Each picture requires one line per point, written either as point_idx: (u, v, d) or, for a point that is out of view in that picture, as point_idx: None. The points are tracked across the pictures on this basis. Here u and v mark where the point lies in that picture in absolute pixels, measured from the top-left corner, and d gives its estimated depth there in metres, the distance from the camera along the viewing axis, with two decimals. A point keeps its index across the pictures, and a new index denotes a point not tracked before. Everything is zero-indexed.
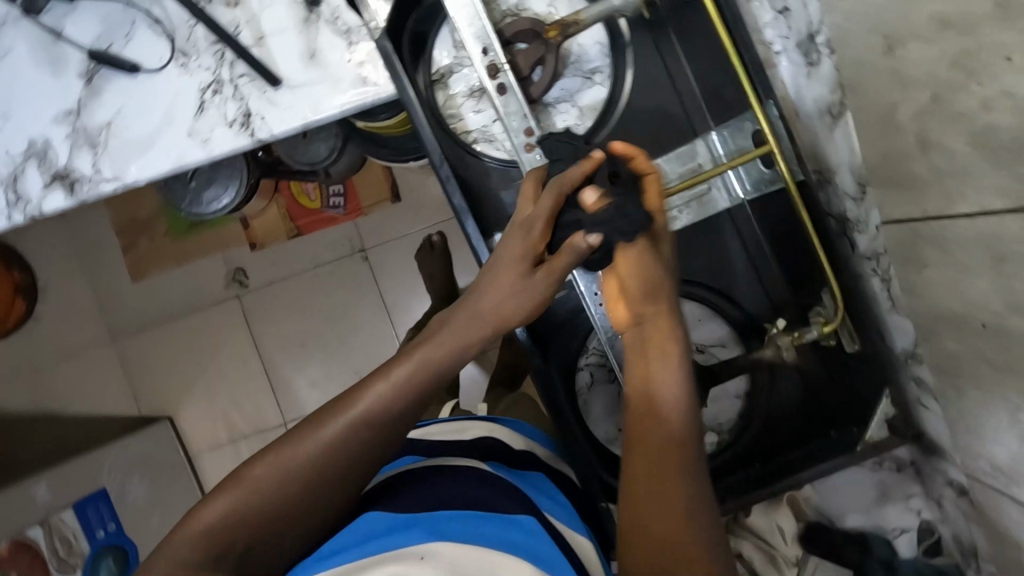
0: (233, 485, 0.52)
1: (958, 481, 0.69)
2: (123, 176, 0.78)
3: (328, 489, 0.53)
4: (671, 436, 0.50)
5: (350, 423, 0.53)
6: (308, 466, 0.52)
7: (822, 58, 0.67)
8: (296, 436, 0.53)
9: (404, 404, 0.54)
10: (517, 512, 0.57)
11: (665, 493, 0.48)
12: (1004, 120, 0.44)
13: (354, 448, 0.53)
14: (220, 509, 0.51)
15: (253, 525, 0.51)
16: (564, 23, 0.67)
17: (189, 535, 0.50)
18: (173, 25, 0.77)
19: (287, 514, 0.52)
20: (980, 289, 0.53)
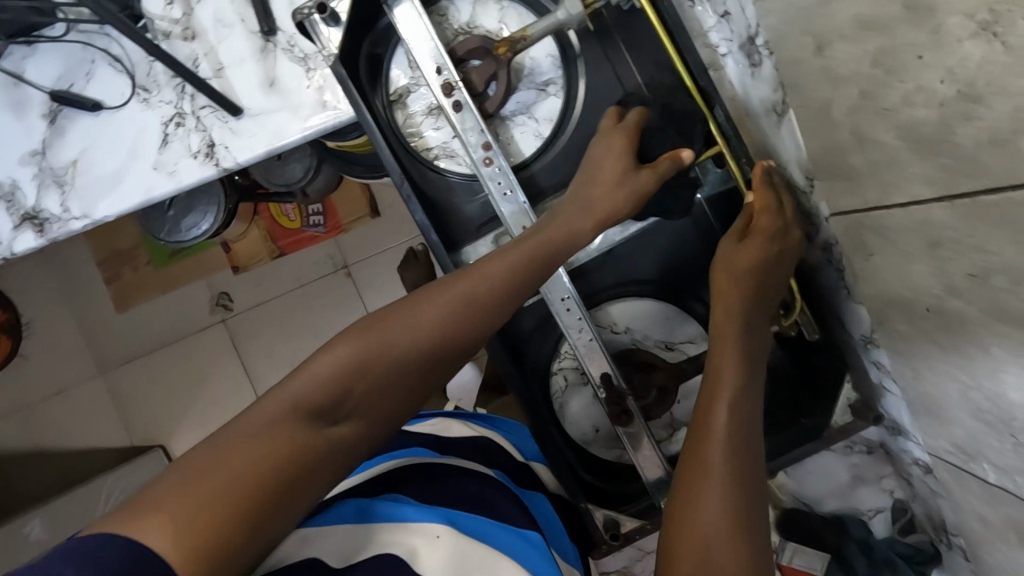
0: (351, 338, 0.52)
1: (924, 460, 0.72)
2: (91, 213, 0.79)
3: (430, 362, 0.54)
4: (739, 439, 0.58)
5: (469, 295, 0.57)
6: (424, 329, 0.54)
7: (763, 59, 0.70)
8: (418, 303, 0.56)
9: (518, 282, 0.60)
10: (523, 524, 0.60)
11: (708, 493, 0.55)
12: (923, 114, 0.46)
13: (470, 319, 0.57)
14: (326, 365, 0.50)
15: (355, 379, 0.51)
16: (512, 39, 0.69)
17: (295, 384, 0.49)
18: (133, 62, 0.78)
19: (391, 377, 0.52)
20: (921, 274, 0.55)
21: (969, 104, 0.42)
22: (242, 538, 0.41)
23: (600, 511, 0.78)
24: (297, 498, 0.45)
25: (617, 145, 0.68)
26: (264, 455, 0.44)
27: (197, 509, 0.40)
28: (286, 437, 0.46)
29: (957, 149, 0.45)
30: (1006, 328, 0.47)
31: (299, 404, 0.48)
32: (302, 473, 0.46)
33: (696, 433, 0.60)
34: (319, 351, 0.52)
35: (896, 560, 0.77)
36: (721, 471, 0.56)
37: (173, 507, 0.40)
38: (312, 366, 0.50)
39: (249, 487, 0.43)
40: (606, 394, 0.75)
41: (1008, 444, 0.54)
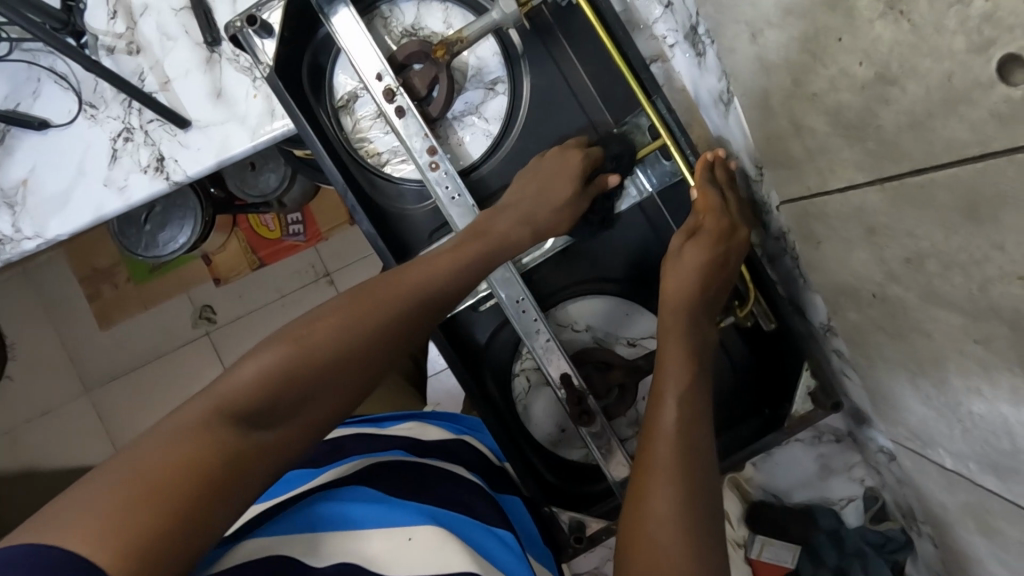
0: (284, 337, 0.51)
1: (888, 447, 0.71)
2: (44, 233, 0.79)
3: (370, 356, 0.53)
4: (687, 431, 0.58)
5: (407, 290, 0.58)
6: (364, 329, 0.53)
7: (707, 48, 0.67)
8: (349, 298, 0.55)
9: (451, 282, 0.61)
10: (493, 521, 0.64)
11: (650, 490, 0.55)
12: (846, 99, 0.45)
13: (407, 313, 0.57)
14: (257, 366, 0.49)
15: (291, 376, 0.49)
16: (449, 41, 0.70)
17: (225, 388, 0.47)
18: (78, 79, 0.78)
19: (329, 372, 0.51)
20: (864, 260, 0.54)
21: (885, 86, 0.41)
22: (171, 543, 0.39)
23: (567, 512, 0.77)
24: (229, 501, 0.43)
25: (567, 167, 0.71)
26: (195, 456, 0.42)
27: (128, 511, 0.38)
28: (216, 438, 0.44)
29: (880, 133, 0.44)
30: (941, 312, 0.47)
31: (227, 406, 0.46)
32: (233, 474, 0.44)
33: (647, 429, 0.60)
34: (248, 356, 0.50)
35: (867, 549, 0.76)
36: (667, 462, 0.56)
37: (98, 514, 0.38)
38: (241, 369, 0.49)
39: (178, 489, 0.41)
40: (565, 394, 0.75)
41: (957, 429, 0.53)
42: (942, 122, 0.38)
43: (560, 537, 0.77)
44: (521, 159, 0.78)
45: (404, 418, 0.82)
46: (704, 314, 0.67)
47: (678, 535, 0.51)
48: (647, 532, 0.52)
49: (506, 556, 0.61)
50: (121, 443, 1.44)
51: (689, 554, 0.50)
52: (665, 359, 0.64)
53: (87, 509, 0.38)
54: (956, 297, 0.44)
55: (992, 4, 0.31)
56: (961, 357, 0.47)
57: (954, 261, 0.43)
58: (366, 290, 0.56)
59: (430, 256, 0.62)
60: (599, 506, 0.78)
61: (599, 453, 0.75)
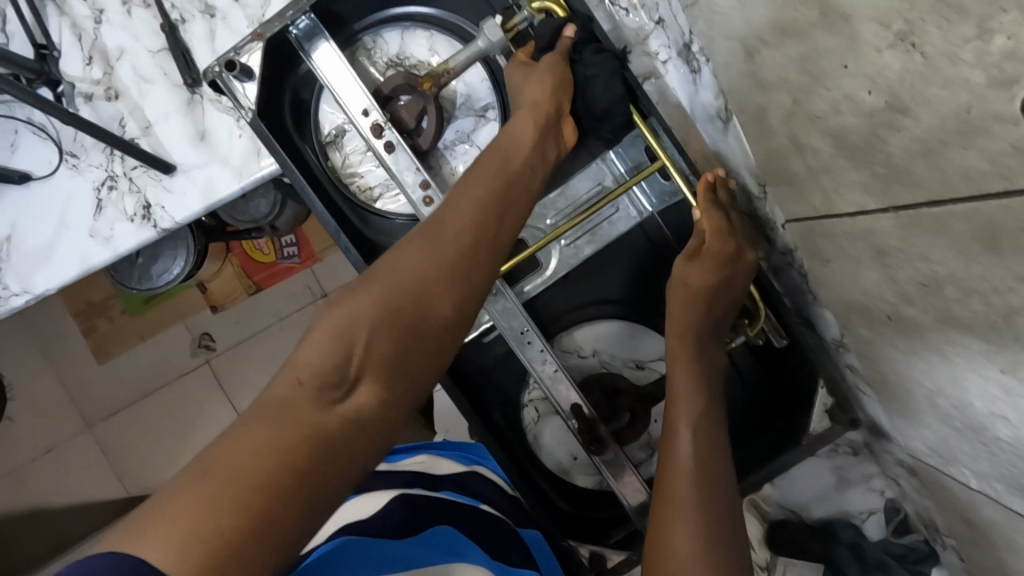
0: (340, 305, 0.49)
1: (906, 461, 0.70)
2: (31, 288, 0.77)
3: (432, 311, 0.50)
4: (703, 464, 0.57)
5: (452, 232, 0.54)
6: (416, 270, 0.51)
7: (702, 65, 0.65)
8: (396, 257, 0.52)
9: (495, 218, 0.57)
10: (520, 564, 0.66)
11: (670, 519, 0.54)
12: (852, 123, 0.44)
13: (454, 256, 0.53)
14: (319, 339, 0.47)
15: (349, 339, 0.47)
16: (434, 73, 0.69)
17: (295, 366, 0.45)
18: (57, 129, 0.76)
19: (395, 333, 0.48)
20: (875, 281, 0.53)
21: (895, 114, 0.39)
22: (272, 527, 0.36)
23: (586, 546, 0.76)
24: (327, 472, 0.40)
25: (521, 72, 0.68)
26: (277, 440, 0.40)
27: (216, 501, 0.35)
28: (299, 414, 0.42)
29: (889, 160, 0.42)
30: (960, 337, 0.45)
31: (302, 379, 0.44)
32: (324, 445, 0.41)
33: (663, 465, 0.58)
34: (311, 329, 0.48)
35: (889, 561, 0.76)
36: (687, 497, 0.55)
37: (184, 511, 0.35)
38: (304, 347, 0.47)
39: (271, 469, 0.38)
40: (576, 424, 0.73)
41: (981, 450, 0.51)
42: (957, 152, 0.36)
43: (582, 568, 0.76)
44: None
45: (415, 451, 0.84)
46: (711, 339, 0.66)
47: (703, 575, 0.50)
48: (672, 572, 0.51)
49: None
50: (128, 478, 1.42)
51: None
52: (672, 382, 0.63)
53: (174, 506, 0.35)
54: (976, 324, 0.42)
55: (1015, 41, 0.29)
56: (984, 382, 0.45)
57: (974, 289, 0.41)
58: (412, 245, 0.53)
59: (468, 192, 0.58)
60: (615, 533, 0.77)
61: (613, 482, 0.74)
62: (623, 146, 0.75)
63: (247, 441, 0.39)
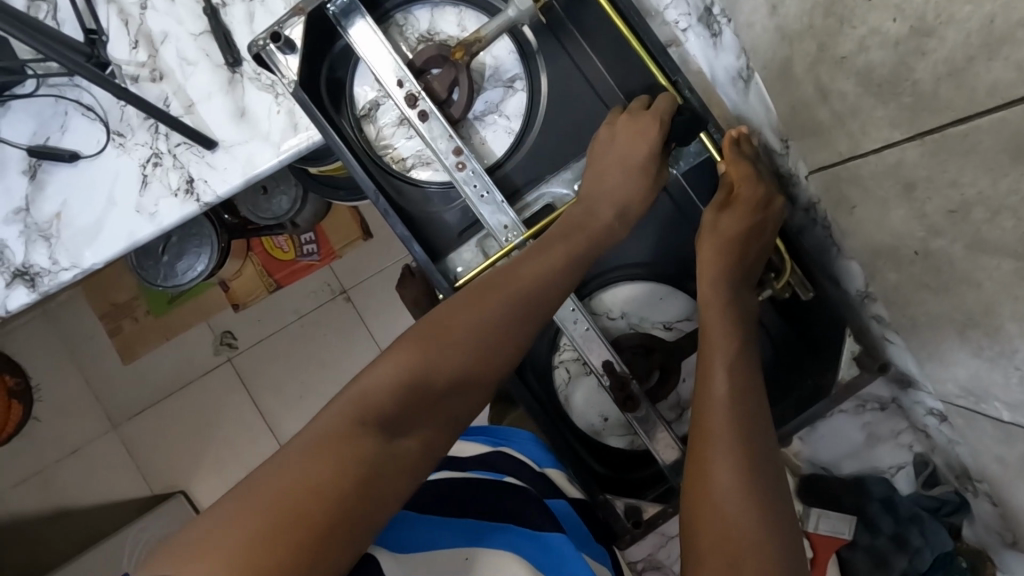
0: (408, 345, 0.52)
1: (935, 408, 0.71)
2: (80, 263, 0.80)
3: (478, 367, 0.54)
4: (737, 395, 0.59)
5: (518, 295, 0.59)
6: (475, 330, 0.55)
7: (722, 27, 0.68)
8: (462, 310, 0.56)
9: (559, 281, 0.62)
10: (541, 525, 0.61)
11: (704, 460, 0.56)
12: (878, 57, 0.46)
13: (510, 315, 0.57)
14: (386, 373, 0.50)
15: (414, 380, 0.50)
16: (466, 43, 0.72)
17: (359, 395, 0.48)
18: (105, 110, 0.79)
19: (448, 382, 0.52)
20: (902, 218, 0.55)
21: (922, 39, 0.42)
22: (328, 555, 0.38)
23: (620, 498, 0.78)
24: (371, 509, 0.42)
25: (637, 137, 0.70)
26: (339, 467, 0.42)
27: (272, 523, 0.38)
28: (361, 444, 0.44)
29: (916, 87, 0.44)
30: (990, 260, 0.47)
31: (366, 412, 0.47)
32: (375, 480, 0.43)
33: (698, 401, 0.61)
34: (378, 363, 0.51)
35: (923, 513, 0.76)
36: (726, 433, 0.56)
37: (251, 530, 0.37)
38: (368, 376, 0.50)
39: (336, 501, 0.40)
40: (609, 381, 0.75)
41: (1012, 378, 0.53)
42: (985, 65, 0.39)
43: (616, 523, 0.77)
44: (542, 153, 0.79)
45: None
46: (742, 284, 0.68)
47: (738, 501, 0.53)
48: (713, 505, 0.53)
49: (552, 563, 0.59)
50: (154, 475, 1.44)
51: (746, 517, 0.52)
52: (708, 327, 0.65)
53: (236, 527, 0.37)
54: (1007, 242, 0.44)
55: None
56: (1015, 302, 0.47)
57: (1004, 205, 0.43)
58: (471, 302, 0.57)
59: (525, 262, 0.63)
60: (653, 490, 0.79)
61: (645, 438, 0.75)
62: None
63: (311, 463, 0.42)
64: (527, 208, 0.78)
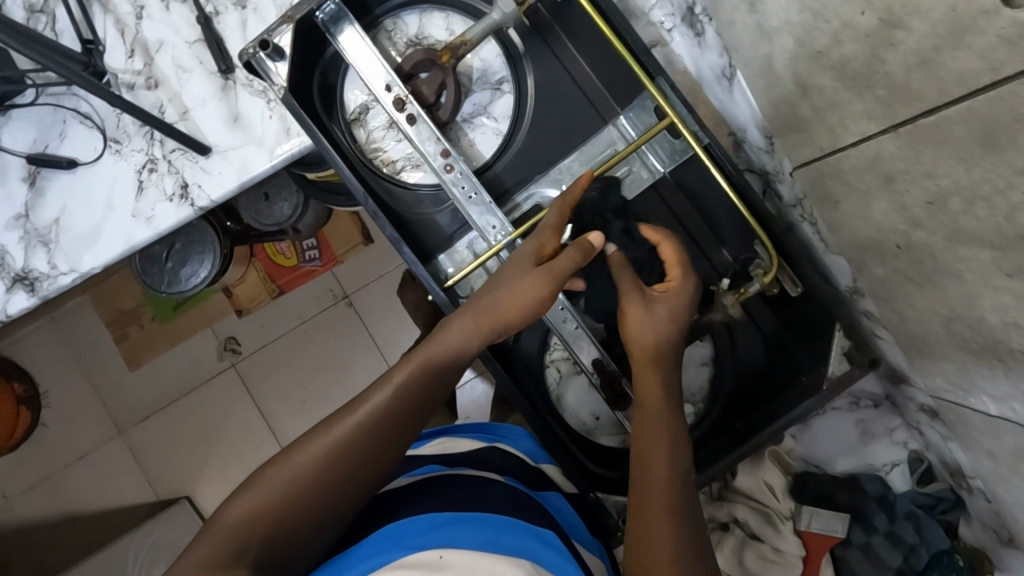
0: (269, 471, 0.57)
1: (927, 404, 0.71)
2: (78, 267, 0.82)
3: (333, 487, 0.57)
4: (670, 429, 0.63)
5: (371, 414, 0.60)
6: (340, 443, 0.58)
7: (705, 27, 0.70)
8: (319, 435, 0.59)
9: (437, 380, 0.63)
10: (535, 523, 0.64)
11: (647, 516, 0.59)
12: (852, 50, 0.46)
13: (375, 424, 0.59)
14: (245, 504, 0.55)
15: (274, 505, 0.55)
16: (452, 46, 0.73)
17: (221, 525, 0.54)
18: (102, 117, 0.81)
19: (302, 508, 0.56)
20: (883, 211, 0.55)
21: (891, 31, 0.42)
22: None
23: (615, 499, 0.79)
24: None
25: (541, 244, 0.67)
26: None
27: None
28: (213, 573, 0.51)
29: (889, 78, 0.44)
30: (967, 250, 0.47)
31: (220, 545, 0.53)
32: None
33: (635, 438, 0.64)
34: (242, 493, 0.57)
35: (917, 512, 0.76)
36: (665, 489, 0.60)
37: None
38: (235, 504, 0.56)
39: None
40: (599, 378, 0.77)
41: (998, 370, 0.52)
42: (950, 55, 0.39)
43: (611, 523, 0.78)
44: (531, 153, 0.80)
45: (435, 437, 0.82)
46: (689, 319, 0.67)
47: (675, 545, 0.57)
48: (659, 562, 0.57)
49: (547, 551, 0.60)
50: (159, 480, 1.45)
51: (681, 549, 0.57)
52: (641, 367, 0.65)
53: None
54: (983, 231, 0.44)
55: None
56: (993, 292, 0.47)
57: (977, 195, 0.43)
58: (341, 415, 0.60)
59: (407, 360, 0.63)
60: None
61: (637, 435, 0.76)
62: (633, 112, 0.76)
63: None
64: (515, 209, 0.79)
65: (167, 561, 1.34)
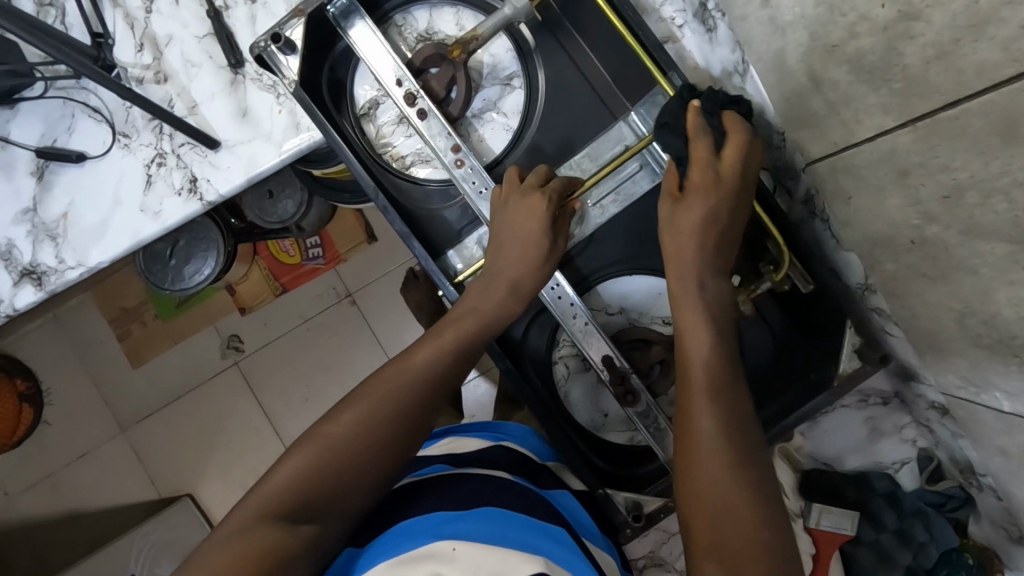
0: (309, 442, 0.59)
1: (938, 401, 0.71)
2: (86, 261, 0.82)
3: (373, 452, 0.60)
4: (714, 376, 0.60)
5: (405, 384, 0.63)
6: (376, 411, 0.61)
7: (717, 22, 0.70)
8: (353, 405, 0.62)
9: (460, 355, 0.67)
10: (544, 519, 0.64)
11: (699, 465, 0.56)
12: (868, 43, 0.46)
13: (408, 394, 0.63)
14: (287, 472, 0.58)
15: (318, 471, 0.58)
16: (463, 40, 0.73)
17: (266, 490, 0.57)
18: (111, 111, 0.81)
19: (344, 473, 0.59)
20: (897, 206, 0.55)
21: (910, 23, 0.42)
22: None
23: (621, 493, 0.77)
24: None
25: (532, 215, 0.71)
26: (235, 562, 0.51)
27: None
28: (262, 535, 0.53)
29: (906, 71, 0.44)
30: (984, 244, 0.47)
31: (266, 511, 0.55)
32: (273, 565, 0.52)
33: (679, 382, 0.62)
34: (283, 462, 0.59)
35: (927, 509, 0.76)
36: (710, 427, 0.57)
37: None
38: (278, 472, 0.58)
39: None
40: (608, 375, 0.75)
41: (1012, 366, 0.52)
42: (970, 46, 0.39)
43: (617, 519, 0.77)
44: (540, 149, 0.79)
45: (441, 436, 0.82)
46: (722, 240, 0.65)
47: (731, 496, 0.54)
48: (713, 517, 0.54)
49: (558, 544, 0.60)
50: (160, 478, 1.45)
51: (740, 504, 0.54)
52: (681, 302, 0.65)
53: None
54: (1000, 224, 0.44)
55: None
56: (1009, 287, 0.47)
57: (995, 188, 0.43)
58: (372, 387, 0.63)
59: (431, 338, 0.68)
60: (653, 484, 0.78)
61: (645, 432, 0.76)
62: (643, 108, 0.75)
63: (217, 558, 0.52)
64: None
65: (169, 559, 1.34)
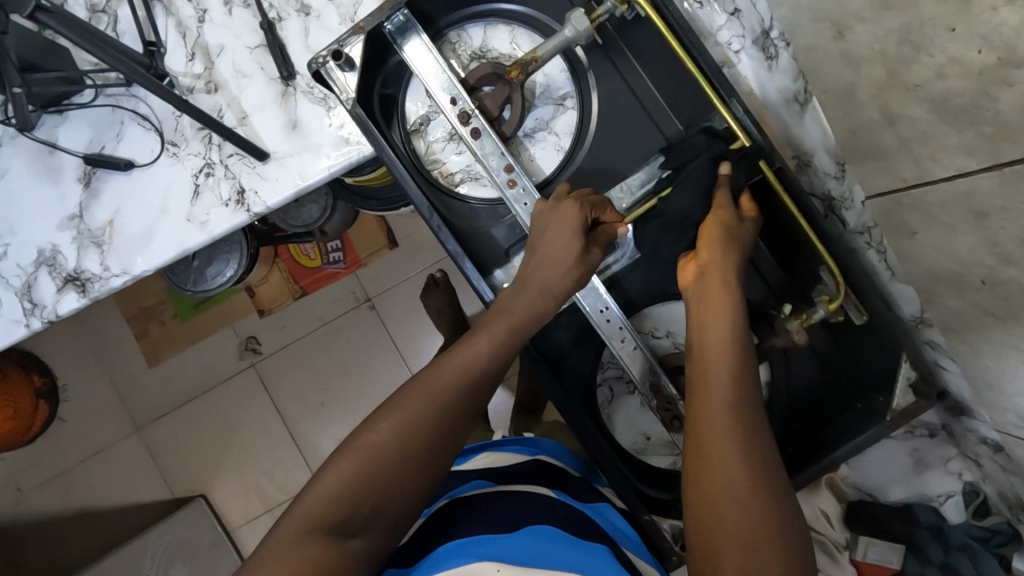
0: (349, 453, 0.57)
1: (991, 438, 0.72)
2: (131, 270, 0.81)
3: (414, 464, 0.57)
4: (737, 369, 0.56)
5: (441, 391, 0.60)
6: (413, 420, 0.58)
7: (779, 51, 0.71)
8: (389, 414, 0.58)
9: (496, 362, 0.64)
10: (589, 539, 0.63)
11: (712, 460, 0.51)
12: (957, 86, 0.46)
13: (444, 401, 0.60)
14: (328, 485, 0.55)
15: (362, 483, 0.55)
16: (523, 62, 0.72)
17: (309, 503, 0.54)
18: (160, 119, 0.81)
19: (387, 486, 0.56)
20: (970, 246, 0.54)
21: (1008, 70, 0.41)
22: None
23: (668, 522, 0.77)
24: None
25: (566, 223, 0.69)
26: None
27: None
28: (312, 549, 0.51)
29: (998, 117, 0.44)
30: None
31: (311, 524, 0.52)
32: None
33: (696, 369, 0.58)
34: (322, 473, 0.56)
35: (973, 544, 0.79)
36: (730, 418, 0.53)
37: None
38: (318, 486, 0.55)
39: None
40: (655, 401, 0.75)
41: None
42: None
43: (660, 541, 0.77)
44: (590, 169, 0.79)
45: (480, 450, 0.81)
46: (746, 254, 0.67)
47: (749, 498, 0.49)
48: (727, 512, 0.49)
49: (606, 565, 0.59)
50: (175, 478, 1.44)
51: (756, 530, 0.47)
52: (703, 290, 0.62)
53: None
54: None
55: None
56: None
57: None
58: (409, 394, 0.60)
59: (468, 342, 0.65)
60: None
61: None
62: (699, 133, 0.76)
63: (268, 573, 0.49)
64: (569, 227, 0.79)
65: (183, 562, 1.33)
